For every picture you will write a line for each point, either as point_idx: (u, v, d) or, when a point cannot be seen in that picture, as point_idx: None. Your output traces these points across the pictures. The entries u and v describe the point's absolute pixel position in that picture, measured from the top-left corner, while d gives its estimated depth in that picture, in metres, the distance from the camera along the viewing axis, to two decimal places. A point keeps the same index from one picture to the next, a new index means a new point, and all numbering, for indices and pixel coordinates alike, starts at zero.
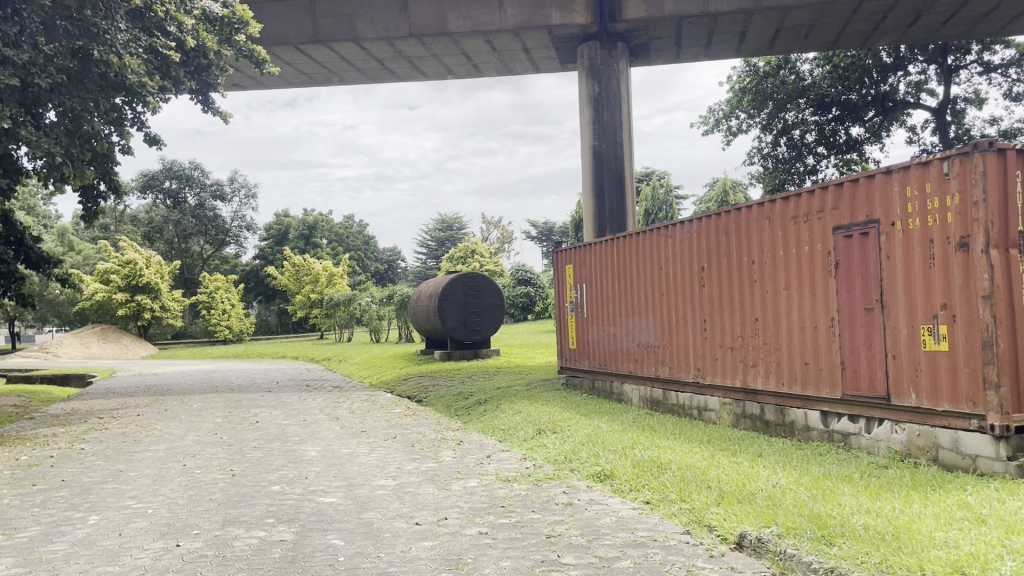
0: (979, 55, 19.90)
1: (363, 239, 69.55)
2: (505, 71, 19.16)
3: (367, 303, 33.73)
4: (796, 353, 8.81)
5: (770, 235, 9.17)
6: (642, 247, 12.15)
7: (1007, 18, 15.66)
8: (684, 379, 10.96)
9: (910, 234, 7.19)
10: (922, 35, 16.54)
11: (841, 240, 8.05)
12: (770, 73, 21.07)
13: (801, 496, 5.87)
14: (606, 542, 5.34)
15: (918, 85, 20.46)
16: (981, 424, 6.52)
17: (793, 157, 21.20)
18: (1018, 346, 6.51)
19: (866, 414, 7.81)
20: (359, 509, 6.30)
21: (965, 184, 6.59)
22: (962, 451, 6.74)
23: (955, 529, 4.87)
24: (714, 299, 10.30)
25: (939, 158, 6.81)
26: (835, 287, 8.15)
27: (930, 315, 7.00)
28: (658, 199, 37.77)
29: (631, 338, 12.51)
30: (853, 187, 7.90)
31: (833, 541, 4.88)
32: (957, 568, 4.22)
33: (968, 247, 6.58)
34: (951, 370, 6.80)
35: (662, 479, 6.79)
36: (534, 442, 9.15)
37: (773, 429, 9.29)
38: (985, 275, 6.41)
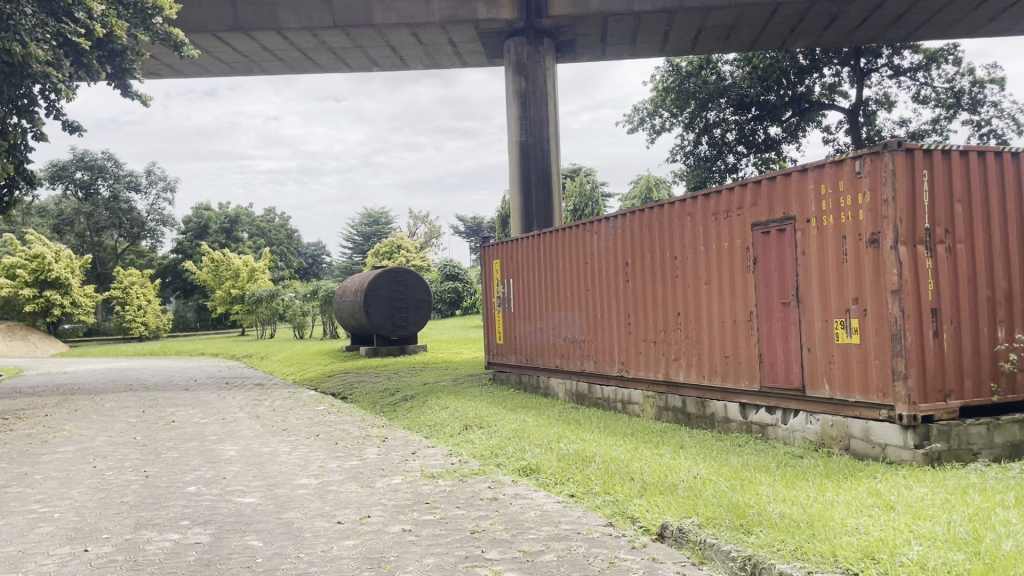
0: (889, 59, 20.64)
1: (287, 234, 68.23)
2: (431, 65, 19.02)
3: (291, 299, 33.07)
4: (716, 346, 9.01)
5: (691, 231, 9.35)
6: (568, 241, 12.23)
7: (915, 25, 16.26)
8: (609, 373, 11.10)
9: (824, 230, 7.42)
10: (836, 38, 17.04)
11: (759, 236, 8.26)
12: (693, 72, 21.40)
13: (721, 486, 6.00)
14: (530, 536, 5.35)
15: (832, 87, 21.05)
16: (890, 414, 6.76)
17: (713, 156, 21.62)
18: (925, 340, 6.71)
19: (782, 406, 8.03)
20: (279, 509, 6.16)
21: (876, 183, 6.82)
22: (872, 441, 6.96)
23: (865, 516, 5.04)
24: (638, 295, 10.47)
25: (852, 157, 7.03)
26: (753, 282, 8.36)
27: (843, 309, 7.24)
28: (585, 195, 38.09)
29: (557, 333, 12.60)
30: (770, 184, 8.11)
31: (751, 530, 5.00)
32: (868, 553, 4.38)
33: (878, 243, 6.82)
34: (862, 361, 7.05)
35: (587, 471, 6.85)
36: (461, 437, 9.11)
37: (694, 421, 9.43)
38: (895, 271, 6.64)
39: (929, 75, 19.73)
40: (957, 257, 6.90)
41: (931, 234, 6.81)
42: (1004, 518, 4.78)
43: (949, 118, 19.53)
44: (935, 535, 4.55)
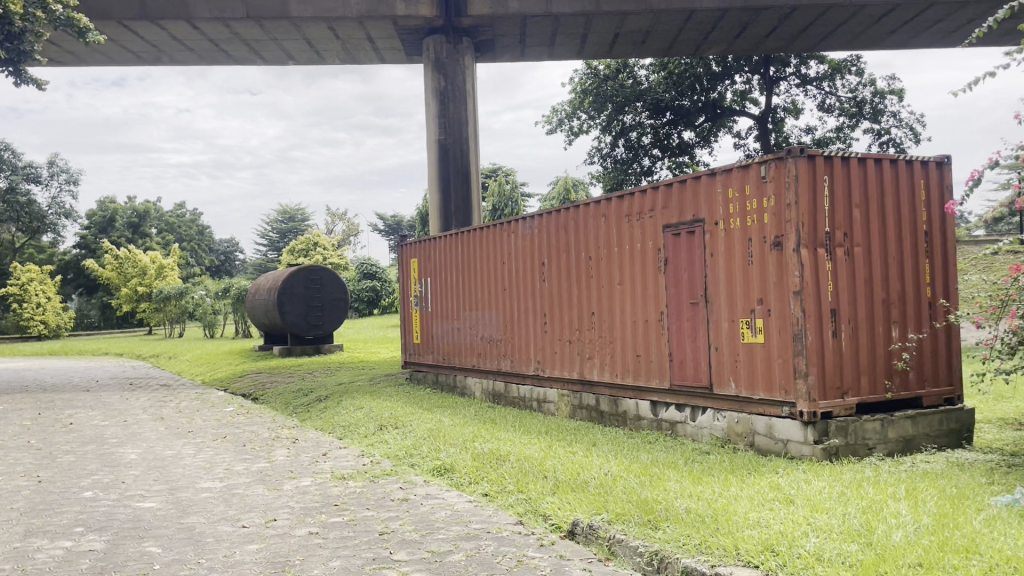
0: (796, 68, 21.37)
1: (198, 230, 66.25)
2: (349, 60, 18.74)
3: (202, 297, 32.11)
4: (628, 345, 9.17)
5: (605, 232, 9.49)
6: (485, 241, 12.25)
7: (821, 36, 16.86)
8: (525, 372, 11.18)
9: (731, 233, 7.64)
10: (747, 47, 17.53)
11: (670, 238, 8.44)
12: (610, 76, 21.72)
13: (631, 483, 6.10)
14: (440, 536, 5.33)
15: (743, 94, 21.65)
16: (792, 411, 7.01)
17: (630, 158, 21.98)
18: (824, 339, 6.96)
19: (691, 403, 8.22)
20: (181, 513, 5.97)
21: (780, 187, 7.05)
22: (775, 437, 7.20)
23: (767, 510, 5.21)
24: (553, 294, 10.56)
25: (757, 162, 7.26)
26: (664, 282, 8.53)
27: (748, 309, 7.47)
28: (504, 195, 38.20)
29: (474, 332, 12.61)
30: (680, 187, 8.29)
31: (659, 525, 5.10)
32: (768, 545, 4.52)
33: (782, 246, 7.06)
34: (766, 359, 7.29)
35: (501, 470, 6.87)
36: (375, 438, 9.01)
37: (607, 419, 9.56)
38: (796, 273, 6.88)
39: (834, 85, 20.53)
40: (854, 259, 7.19)
41: (830, 237, 7.08)
42: (896, 509, 5.01)
43: (852, 126, 20.35)
44: (831, 527, 4.74)
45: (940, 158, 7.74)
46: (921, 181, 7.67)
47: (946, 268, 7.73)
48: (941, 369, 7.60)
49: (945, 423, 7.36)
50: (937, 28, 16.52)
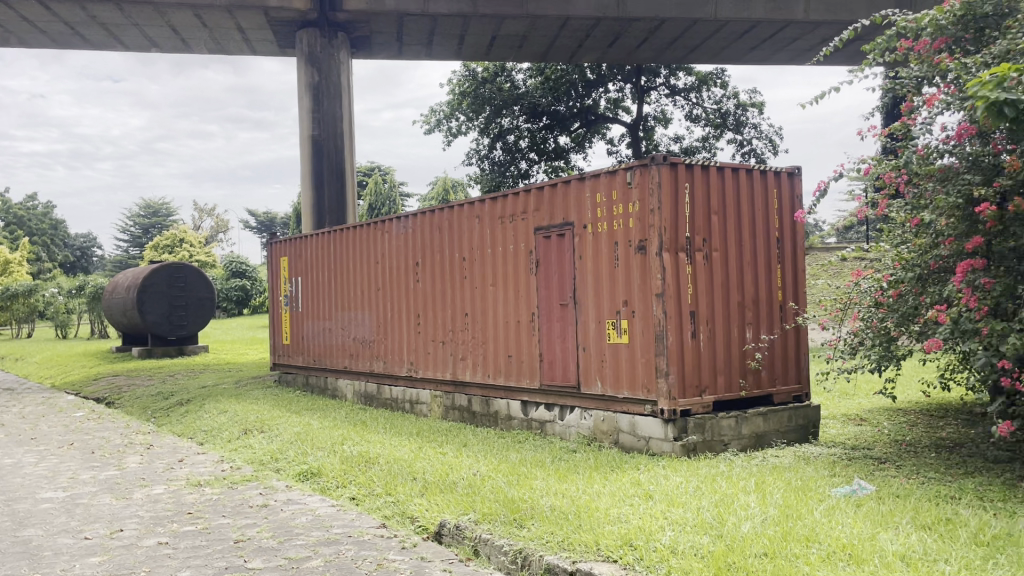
0: (666, 79, 22.16)
1: (51, 223, 62.09)
2: (218, 50, 18.03)
3: (53, 295, 30.08)
4: (500, 345, 9.24)
5: (479, 233, 9.53)
6: (358, 240, 12.06)
7: (689, 48, 17.49)
8: (398, 373, 11.08)
9: (598, 236, 7.83)
10: (619, 56, 17.97)
11: (541, 240, 8.56)
12: (488, 78, 21.90)
13: (499, 482, 6.14)
14: (298, 542, 5.20)
15: (616, 102, 22.24)
16: (653, 408, 7.25)
17: (507, 161, 22.18)
18: (684, 340, 7.23)
19: (560, 402, 8.36)
20: (15, 527, 5.56)
21: (644, 193, 7.29)
22: (637, 434, 7.41)
23: (627, 505, 5.36)
24: (426, 295, 10.53)
25: (623, 168, 7.47)
26: (535, 284, 8.66)
27: (614, 311, 7.68)
28: (382, 195, 37.74)
29: (346, 332, 12.39)
30: (551, 190, 8.43)
31: (524, 523, 5.15)
32: (627, 540, 4.65)
33: (645, 249, 7.30)
34: (630, 359, 7.51)
35: (370, 473, 6.76)
36: (239, 442, 8.69)
37: (479, 419, 9.58)
38: (659, 276, 7.12)
39: (700, 96, 21.40)
40: (712, 263, 7.49)
41: (690, 242, 7.35)
42: (745, 502, 5.26)
43: (716, 136, 21.28)
44: (685, 520, 4.92)
45: (791, 169, 8.19)
46: (774, 189, 8.08)
47: (797, 273, 8.18)
48: (790, 368, 8.04)
49: (793, 419, 7.80)
50: (793, 46, 17.47)
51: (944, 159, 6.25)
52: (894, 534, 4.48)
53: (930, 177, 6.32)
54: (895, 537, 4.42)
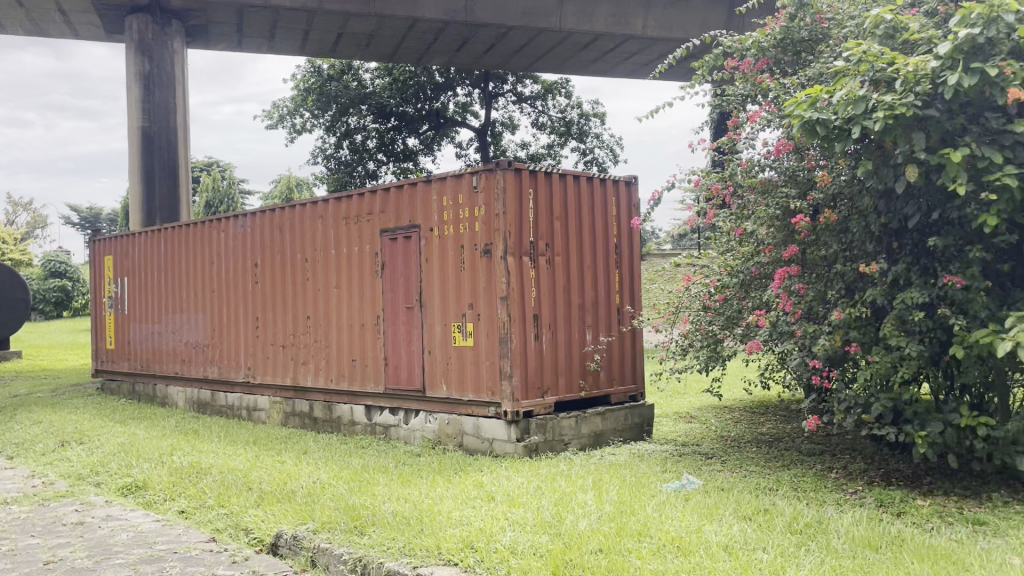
0: (513, 86, 22.51)
1: None
2: (34, 31, 16.59)
3: None
4: (343, 349, 9.04)
5: (322, 234, 9.29)
6: (193, 239, 11.45)
7: (535, 56, 17.79)
8: (235, 378, 10.60)
9: (444, 240, 7.82)
10: (467, 60, 18.03)
11: (387, 242, 8.45)
12: (334, 76, 21.39)
13: (339, 490, 5.99)
14: (117, 561, 4.87)
15: (465, 106, 22.35)
16: (497, 411, 7.30)
17: (354, 161, 21.79)
18: (527, 342, 7.34)
19: (404, 406, 8.27)
20: None
21: (490, 197, 7.35)
22: (481, 436, 7.45)
23: (469, 507, 5.38)
24: (266, 297, 10.14)
25: (469, 172, 7.51)
26: (380, 286, 8.55)
27: (459, 314, 7.69)
28: (220, 193, 36.05)
29: (178, 336, 11.73)
30: (398, 192, 8.35)
31: (364, 531, 5.04)
32: (468, 542, 4.66)
33: (490, 253, 7.36)
34: (475, 362, 7.54)
35: (201, 485, 6.41)
36: (54, 455, 8.02)
37: (321, 425, 9.33)
38: (504, 279, 7.20)
39: (546, 105, 21.89)
40: (555, 268, 7.65)
41: (534, 247, 7.48)
42: (582, 500, 5.40)
43: (561, 144, 21.85)
44: (525, 520, 4.99)
45: (629, 178, 8.50)
46: (613, 198, 8.37)
47: (634, 278, 8.51)
48: (627, 369, 8.35)
49: (629, 418, 8.11)
50: (633, 60, 18.10)
51: (765, 172, 6.66)
52: (719, 525, 4.73)
53: (752, 189, 6.72)
54: (719, 528, 4.67)
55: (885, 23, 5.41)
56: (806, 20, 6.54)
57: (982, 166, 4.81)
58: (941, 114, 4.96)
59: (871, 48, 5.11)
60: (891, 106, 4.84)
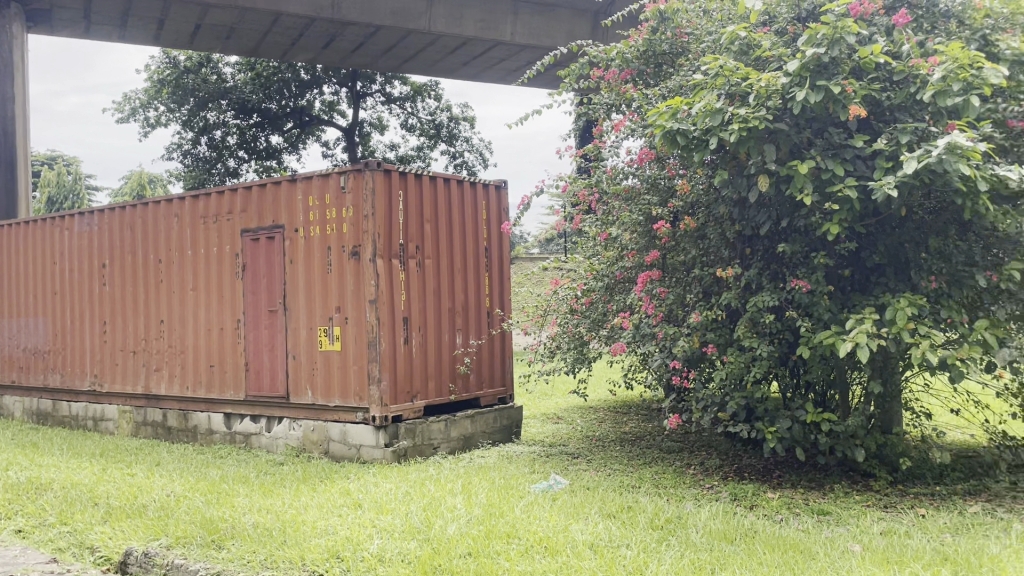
0: (381, 87, 22.23)
1: None
2: None
3: None
4: (200, 354, 8.63)
5: (178, 234, 8.83)
6: (32, 237, 10.62)
7: (404, 57, 17.47)
8: (80, 387, 9.92)
9: (310, 241, 7.61)
10: (334, 58, 17.53)
11: (248, 242, 8.13)
12: (192, 68, 20.35)
13: (196, 502, 5.69)
14: None
15: (331, 105, 21.89)
16: (365, 416, 7.16)
17: (213, 158, 20.89)
18: (396, 346, 7.23)
19: (267, 414, 7.97)
20: None
21: (358, 198, 7.20)
22: (348, 443, 7.28)
23: (334, 516, 5.24)
24: (115, 300, 9.55)
25: (337, 172, 7.34)
26: (241, 289, 8.21)
27: (326, 318, 7.49)
28: (64, 188, 33.71)
29: (14, 342, 10.85)
30: (260, 191, 8.05)
31: (223, 544, 4.82)
32: (333, 552, 4.53)
33: (358, 255, 7.21)
34: (342, 367, 7.36)
35: (41, 502, 5.94)
36: None
37: (175, 434, 8.86)
38: (372, 282, 7.06)
39: (414, 106, 21.76)
40: (425, 270, 7.58)
41: (403, 249, 7.38)
42: (452, 504, 5.36)
43: (430, 147, 21.78)
44: (393, 527, 4.90)
45: (499, 182, 8.53)
46: (482, 201, 8.38)
47: (503, 281, 8.56)
48: (496, 371, 8.39)
49: (498, 420, 8.15)
50: (502, 66, 18.07)
51: (628, 180, 6.83)
52: (585, 524, 4.82)
53: (617, 196, 6.92)
54: (585, 527, 4.75)
55: (740, 40, 5.69)
56: (667, 34, 6.69)
57: (826, 177, 5.13)
58: (789, 128, 5.26)
59: (727, 63, 5.37)
60: (745, 119, 5.10)
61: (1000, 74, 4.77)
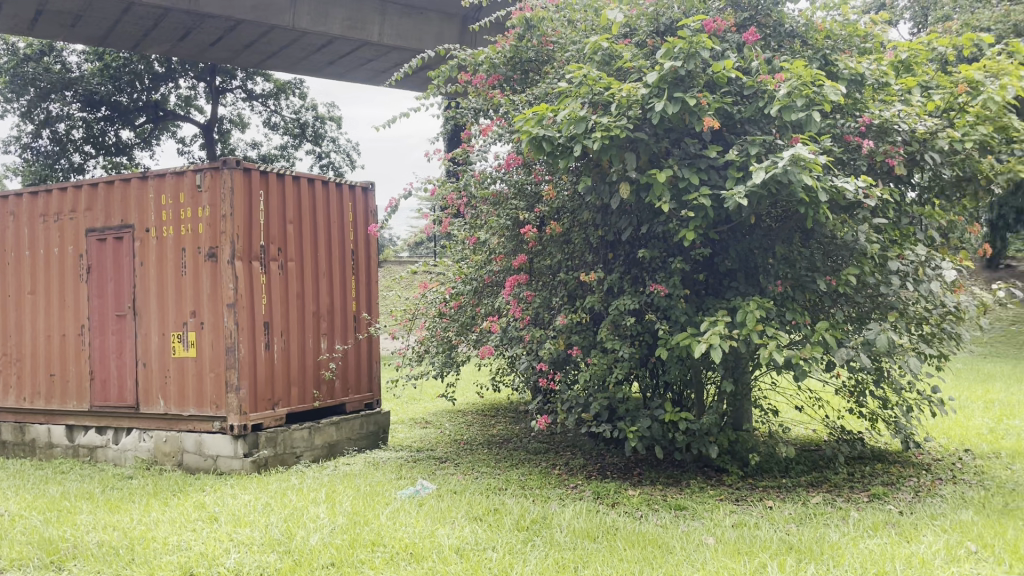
0: (242, 83, 21.46)
1: None
2: None
3: None
4: (39, 363, 8.02)
5: (14, 233, 8.18)
6: None
7: (268, 53, 16.66)
8: None
9: (162, 242, 7.22)
10: (191, 51, 16.65)
11: (94, 243, 7.63)
12: (31, 56, 18.80)
13: (32, 522, 5.27)
14: None
15: (188, 99, 20.95)
16: (222, 426, 6.85)
17: (56, 153, 19.49)
18: (257, 351, 6.96)
19: (114, 425, 7.50)
20: None
21: (216, 197, 6.89)
22: (204, 453, 6.95)
23: (188, 531, 4.98)
24: None
25: (192, 170, 7.00)
26: (86, 292, 7.69)
27: (180, 323, 7.13)
28: None
29: None
30: (107, 188, 7.57)
31: (63, 566, 4.48)
32: (186, 569, 4.31)
33: (216, 257, 6.90)
34: (198, 374, 7.02)
35: None
36: None
37: (10, 450, 8.20)
38: (231, 284, 6.77)
39: (278, 104, 21.12)
40: (287, 273, 7.35)
41: (264, 251, 7.12)
42: (314, 513, 5.21)
43: (295, 146, 21.21)
44: (251, 540, 4.71)
45: (366, 184, 8.38)
46: (348, 202, 8.21)
47: (370, 284, 8.41)
48: (362, 377, 8.24)
49: (365, 426, 8.01)
50: (369, 67, 17.69)
51: (496, 184, 6.86)
52: (451, 529, 4.80)
53: (485, 200, 6.92)
54: (451, 531, 4.74)
55: (602, 50, 5.85)
56: (533, 41, 6.79)
57: (682, 186, 5.35)
58: (648, 137, 5.44)
59: (591, 72, 5.50)
60: (607, 127, 5.23)
61: (838, 92, 5.11)
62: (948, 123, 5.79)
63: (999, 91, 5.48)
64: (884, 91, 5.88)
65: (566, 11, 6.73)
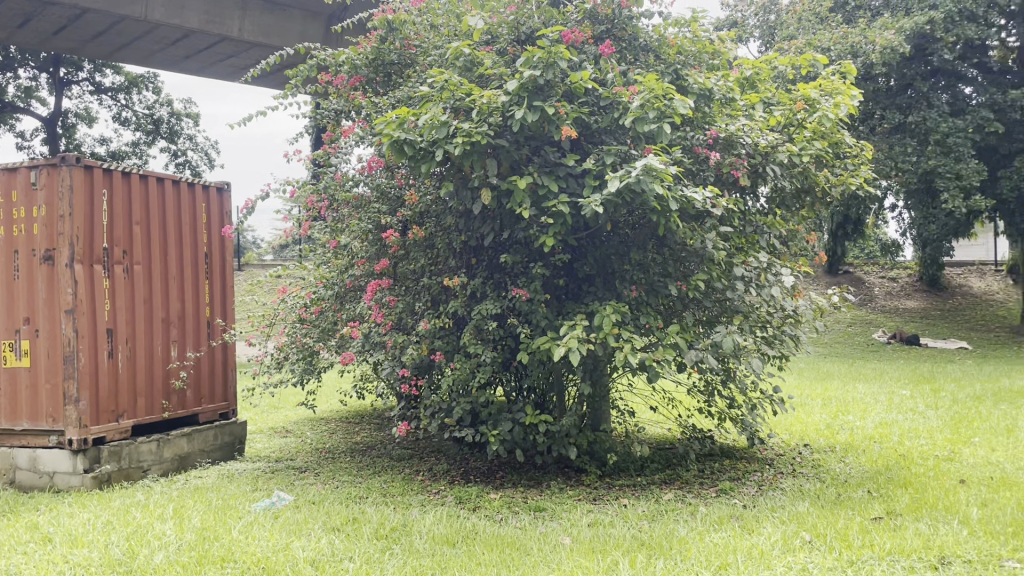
0: (90, 75, 20.20)
1: None
2: None
3: None
4: None
5: None
6: None
7: (118, 45, 15.75)
8: None
9: None
10: (32, 39, 15.50)
11: None
12: None
13: None
14: None
15: (28, 90, 19.51)
16: (60, 440, 6.42)
17: None
18: (99, 360, 6.56)
19: None
20: None
21: (52, 197, 6.45)
22: (39, 470, 6.49)
23: (19, 555, 4.63)
24: None
25: (26, 166, 6.52)
26: None
27: (11, 331, 6.63)
28: None
29: None
30: None
31: None
32: None
33: (52, 260, 6.46)
34: (32, 386, 6.55)
35: None
36: None
37: None
38: (69, 289, 6.35)
39: (129, 99, 20.02)
40: (133, 277, 6.96)
41: (107, 254, 6.73)
42: (161, 530, 4.96)
43: (148, 143, 20.15)
44: (89, 561, 4.43)
45: (221, 184, 8.05)
46: (202, 203, 7.86)
47: (225, 289, 8.08)
48: (216, 386, 7.90)
49: (219, 437, 7.71)
50: (229, 63, 17.03)
51: (359, 187, 6.70)
52: (306, 540, 4.68)
53: (347, 203, 6.78)
54: (307, 543, 4.62)
55: (464, 56, 5.88)
56: (396, 44, 6.73)
57: (542, 192, 5.44)
58: (509, 144, 5.51)
59: (452, 77, 5.52)
60: (468, 133, 5.24)
61: (687, 106, 5.34)
62: (789, 138, 6.17)
63: (832, 109, 5.98)
64: (730, 106, 6.20)
65: (428, 15, 6.72)
